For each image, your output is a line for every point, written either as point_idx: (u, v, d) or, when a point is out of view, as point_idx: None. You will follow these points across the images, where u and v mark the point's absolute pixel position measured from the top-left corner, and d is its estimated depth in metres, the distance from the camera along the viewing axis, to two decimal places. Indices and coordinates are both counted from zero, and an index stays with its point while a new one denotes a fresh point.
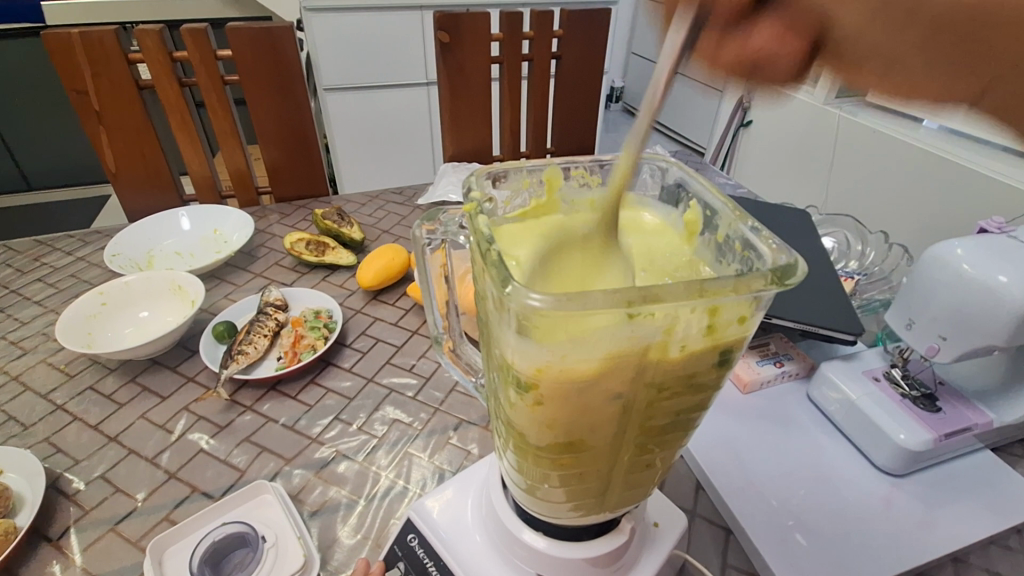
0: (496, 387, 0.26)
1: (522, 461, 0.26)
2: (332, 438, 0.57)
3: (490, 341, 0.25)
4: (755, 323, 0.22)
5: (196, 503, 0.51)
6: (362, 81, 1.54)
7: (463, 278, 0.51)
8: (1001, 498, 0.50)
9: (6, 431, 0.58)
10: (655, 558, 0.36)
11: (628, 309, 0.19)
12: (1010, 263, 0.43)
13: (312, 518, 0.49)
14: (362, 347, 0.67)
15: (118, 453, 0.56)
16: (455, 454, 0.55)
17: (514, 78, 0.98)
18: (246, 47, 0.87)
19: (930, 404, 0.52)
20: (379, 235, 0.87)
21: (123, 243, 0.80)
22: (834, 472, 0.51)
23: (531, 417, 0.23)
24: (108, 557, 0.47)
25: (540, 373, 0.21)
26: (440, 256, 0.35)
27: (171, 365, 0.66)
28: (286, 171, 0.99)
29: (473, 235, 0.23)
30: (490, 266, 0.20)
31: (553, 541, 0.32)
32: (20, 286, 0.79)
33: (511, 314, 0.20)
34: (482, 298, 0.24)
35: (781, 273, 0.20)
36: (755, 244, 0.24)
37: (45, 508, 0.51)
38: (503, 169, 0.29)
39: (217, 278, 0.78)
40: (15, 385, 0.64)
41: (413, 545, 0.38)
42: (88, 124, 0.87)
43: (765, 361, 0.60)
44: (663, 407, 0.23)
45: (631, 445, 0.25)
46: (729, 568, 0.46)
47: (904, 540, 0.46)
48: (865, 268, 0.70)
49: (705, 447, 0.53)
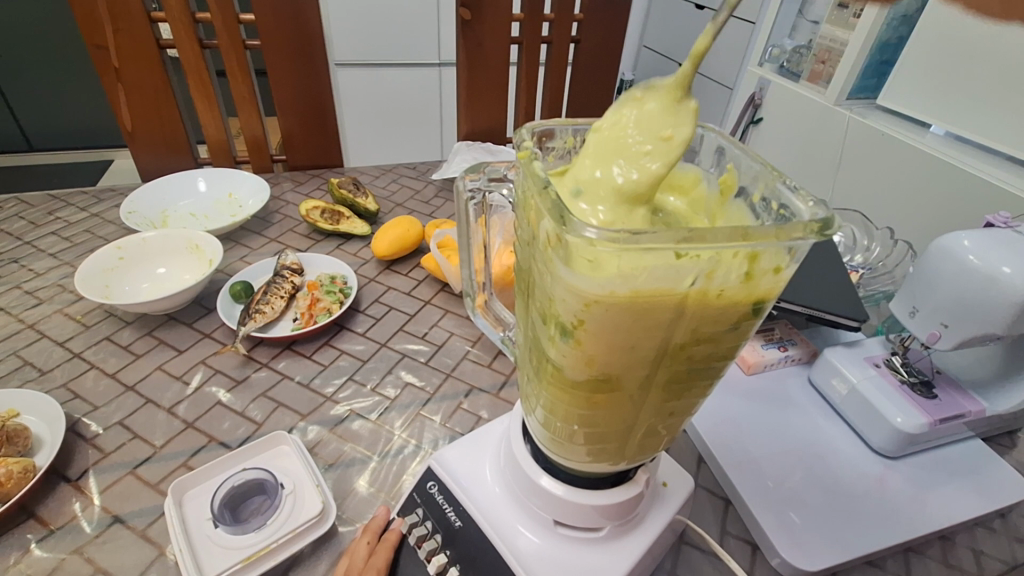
0: (536, 327, 0.28)
1: (555, 398, 0.28)
2: (346, 397, 0.58)
3: (533, 283, 0.27)
4: (788, 275, 0.23)
5: (213, 452, 0.53)
6: (374, 58, 1.53)
7: (499, 254, 0.55)
8: (987, 483, 0.52)
9: (23, 375, 0.59)
10: (664, 513, 0.38)
11: (676, 249, 0.20)
12: (1016, 256, 0.45)
13: (328, 470, 0.51)
14: (375, 313, 0.68)
15: (136, 402, 0.57)
16: (466, 418, 0.56)
17: (531, 60, 0.98)
18: (269, 14, 0.87)
19: (927, 390, 0.54)
20: (393, 208, 0.88)
21: (139, 201, 0.80)
22: (831, 452, 0.53)
23: (572, 353, 0.25)
24: (128, 498, 0.49)
25: (587, 308, 0.22)
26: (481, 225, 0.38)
27: (188, 321, 0.67)
28: (300, 140, 1.00)
29: (529, 178, 0.24)
30: (548, 204, 0.22)
31: (570, 488, 0.34)
32: (33, 238, 0.79)
33: (565, 249, 0.22)
34: (532, 239, 0.25)
35: (821, 225, 0.21)
36: (791, 203, 0.25)
37: (64, 451, 0.52)
38: (550, 127, 0.30)
39: (232, 240, 0.79)
40: (31, 333, 0.64)
41: (433, 492, 0.39)
42: (106, 80, 0.86)
43: (770, 344, 0.62)
44: (693, 351, 0.25)
45: (659, 388, 0.27)
46: (728, 536, 0.48)
47: (895, 517, 0.48)
48: (869, 263, 0.73)
49: (708, 422, 0.55)
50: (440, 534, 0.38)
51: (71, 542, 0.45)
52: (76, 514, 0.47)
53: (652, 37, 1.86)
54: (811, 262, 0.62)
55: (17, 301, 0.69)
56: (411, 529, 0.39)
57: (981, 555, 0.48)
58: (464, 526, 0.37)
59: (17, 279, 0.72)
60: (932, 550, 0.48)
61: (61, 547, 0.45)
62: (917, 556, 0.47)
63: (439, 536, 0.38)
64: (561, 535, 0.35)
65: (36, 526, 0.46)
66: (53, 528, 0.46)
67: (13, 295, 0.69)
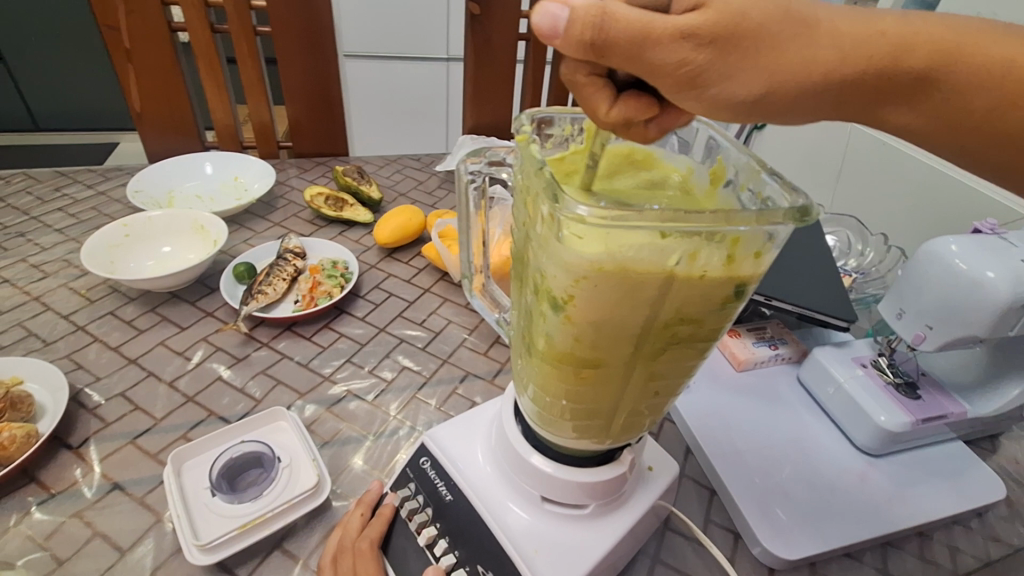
0: (530, 305, 0.29)
1: (544, 373, 0.30)
2: (343, 378, 0.59)
3: (528, 261, 0.28)
4: (768, 260, 0.25)
5: (212, 426, 0.54)
6: (383, 51, 1.54)
7: (499, 245, 0.57)
8: (966, 483, 0.53)
9: (27, 345, 0.60)
10: (647, 496, 0.39)
11: (662, 229, 0.21)
12: (999, 261, 0.46)
13: (324, 447, 0.52)
14: (374, 299, 0.70)
15: (137, 374, 0.58)
16: (460, 403, 0.58)
17: (539, 57, 0.99)
18: (283, 3, 0.88)
19: (911, 391, 0.56)
20: (396, 197, 0.89)
21: (146, 180, 0.81)
22: (815, 448, 0.55)
23: (561, 328, 0.26)
24: (128, 466, 0.50)
25: (576, 284, 0.24)
26: (480, 218, 0.39)
27: (190, 299, 0.68)
28: (307, 127, 1.01)
29: (526, 160, 0.26)
30: (543, 184, 0.23)
31: (557, 466, 0.35)
32: (40, 213, 0.80)
33: (559, 226, 0.23)
34: (529, 221, 0.26)
35: (801, 211, 0.23)
36: (775, 192, 0.27)
37: (66, 419, 0.53)
38: (549, 115, 0.32)
39: (237, 223, 0.80)
40: (36, 305, 0.66)
41: (425, 467, 0.41)
42: (118, 61, 0.87)
43: (761, 343, 0.63)
44: (677, 330, 0.26)
45: (644, 365, 0.28)
46: (712, 524, 0.49)
47: (874, 512, 0.49)
48: (863, 268, 0.75)
49: (696, 415, 0.56)
50: (431, 507, 0.39)
51: (70, 506, 0.47)
52: (76, 479, 0.49)
53: None
54: (804, 265, 0.63)
55: (23, 273, 0.70)
56: (403, 503, 0.40)
57: (957, 552, 0.49)
58: (454, 500, 0.38)
59: (23, 252, 0.73)
60: (909, 545, 0.49)
61: (60, 511, 0.46)
62: (893, 550, 0.49)
63: (429, 509, 0.39)
64: (548, 511, 0.37)
65: (37, 489, 0.48)
66: (52, 492, 0.48)
67: (18, 268, 0.70)
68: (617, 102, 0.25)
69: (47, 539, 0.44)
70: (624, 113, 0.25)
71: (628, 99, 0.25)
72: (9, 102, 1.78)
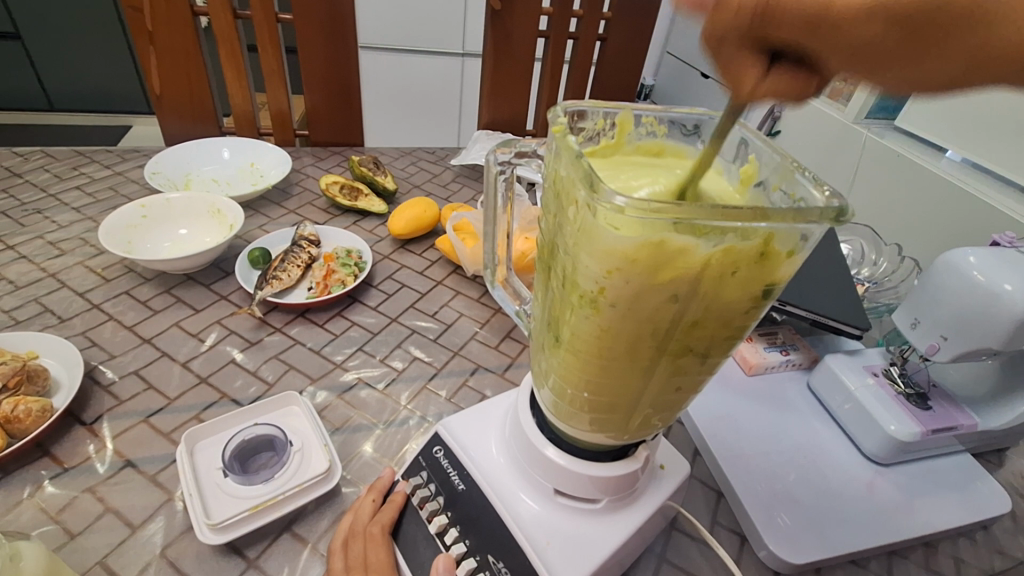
0: (557, 295, 0.29)
1: (567, 363, 0.30)
2: (355, 365, 0.60)
3: (558, 252, 0.28)
4: (799, 261, 0.25)
5: (224, 408, 0.54)
6: (400, 44, 1.55)
7: (517, 239, 0.58)
8: (974, 496, 0.53)
9: (43, 321, 0.61)
10: (659, 493, 0.39)
11: (698, 222, 0.22)
12: (1018, 274, 0.46)
13: (335, 434, 0.53)
14: (387, 289, 0.70)
15: (152, 354, 0.58)
16: (469, 396, 0.58)
17: (558, 55, 0.99)
18: None
19: (922, 402, 0.56)
20: (411, 189, 0.89)
21: (164, 163, 0.82)
22: (823, 454, 0.55)
23: (589, 319, 0.27)
24: (141, 444, 0.50)
25: (609, 275, 0.24)
26: (506, 212, 0.40)
27: (205, 282, 0.68)
28: (324, 115, 1.01)
29: (563, 151, 0.26)
30: (581, 172, 0.23)
31: (573, 459, 0.36)
32: (57, 191, 0.81)
33: (595, 214, 0.23)
34: (563, 212, 0.27)
35: (836, 212, 0.23)
36: (809, 192, 0.27)
37: (79, 396, 0.53)
38: (583, 107, 0.31)
39: (252, 209, 0.81)
40: (52, 281, 0.66)
41: (438, 456, 0.41)
42: (139, 44, 0.87)
43: (772, 348, 0.63)
44: (704, 327, 0.26)
45: (667, 362, 0.29)
46: (718, 526, 0.50)
47: (880, 520, 0.50)
48: (875, 277, 0.75)
49: (705, 417, 0.56)
50: (443, 496, 0.39)
51: (83, 481, 0.47)
52: (90, 455, 0.49)
53: (676, 42, 1.83)
54: (819, 272, 0.63)
55: (40, 250, 0.70)
56: (415, 490, 0.41)
57: (962, 564, 0.49)
58: (467, 490, 0.39)
59: (40, 229, 0.73)
60: (914, 555, 0.50)
61: (72, 485, 0.47)
62: (898, 559, 0.49)
63: (441, 498, 0.39)
64: (560, 504, 0.37)
65: (50, 463, 0.48)
66: (65, 467, 0.48)
67: (36, 244, 0.71)
68: (770, 72, 0.22)
69: (60, 512, 0.45)
70: (775, 87, 0.22)
71: (782, 72, 0.22)
72: (22, 79, 1.77)
